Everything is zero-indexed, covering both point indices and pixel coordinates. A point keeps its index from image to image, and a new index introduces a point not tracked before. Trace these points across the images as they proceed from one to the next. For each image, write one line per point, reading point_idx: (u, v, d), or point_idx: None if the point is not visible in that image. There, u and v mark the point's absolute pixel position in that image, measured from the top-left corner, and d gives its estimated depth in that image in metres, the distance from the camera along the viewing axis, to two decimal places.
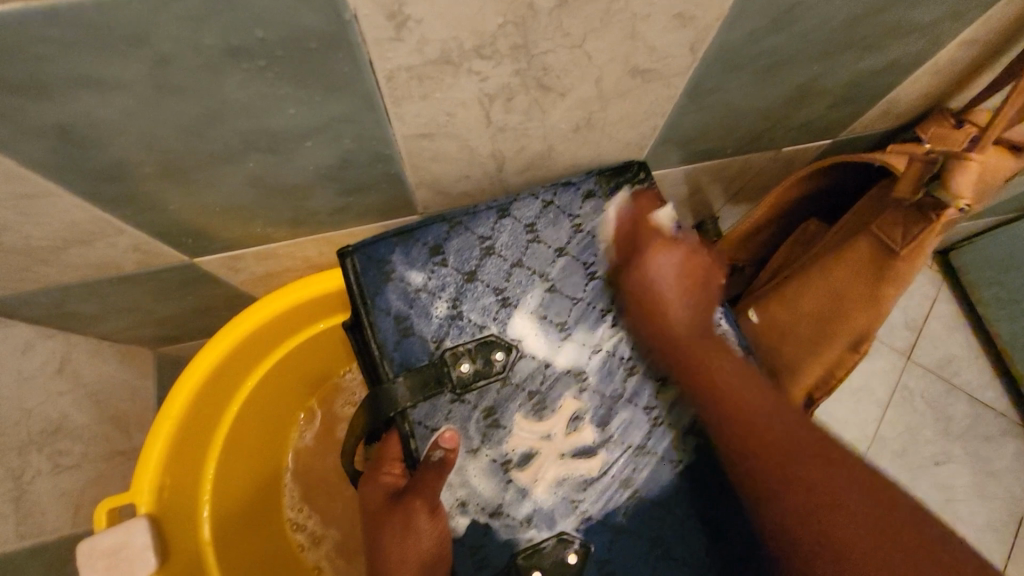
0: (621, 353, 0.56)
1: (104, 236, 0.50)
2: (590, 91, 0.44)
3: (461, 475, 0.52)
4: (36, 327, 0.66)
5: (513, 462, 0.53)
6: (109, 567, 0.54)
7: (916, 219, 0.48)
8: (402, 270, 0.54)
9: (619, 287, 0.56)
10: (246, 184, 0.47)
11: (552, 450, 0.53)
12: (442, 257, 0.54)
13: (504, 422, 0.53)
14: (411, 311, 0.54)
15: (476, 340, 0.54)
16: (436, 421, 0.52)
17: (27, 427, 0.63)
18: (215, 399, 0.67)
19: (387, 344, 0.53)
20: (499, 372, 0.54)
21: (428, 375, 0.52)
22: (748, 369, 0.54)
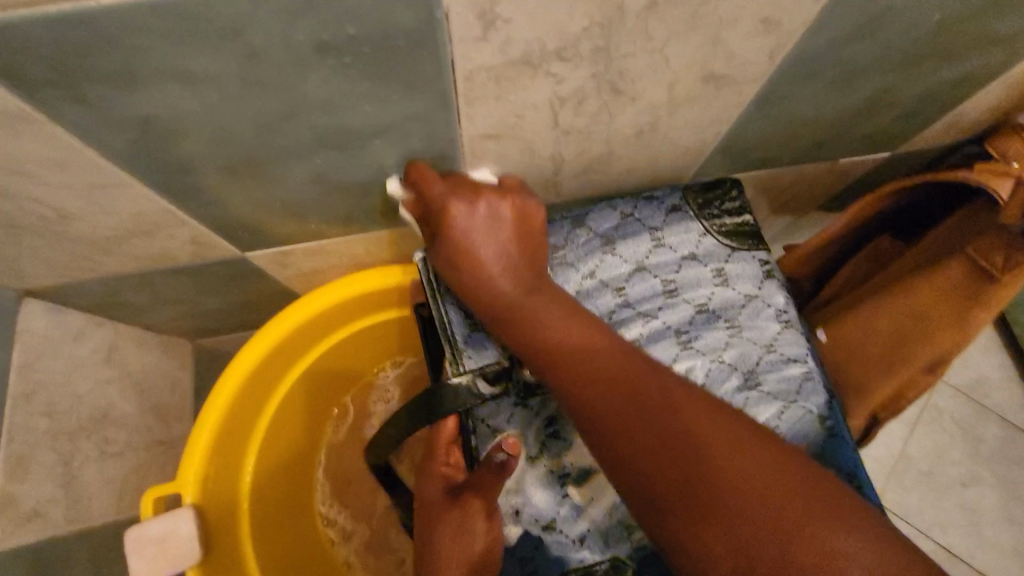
0: (693, 379, 0.52)
1: (166, 228, 0.50)
2: (661, 96, 0.43)
3: (518, 481, 0.52)
4: (87, 315, 0.67)
5: (571, 477, 0.52)
6: (154, 556, 0.54)
7: (1018, 247, 0.46)
8: None
9: (699, 308, 0.54)
10: (308, 181, 0.47)
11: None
12: None
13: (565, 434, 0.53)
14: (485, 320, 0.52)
15: None
16: (499, 423, 0.53)
17: (75, 413, 0.64)
18: (264, 388, 0.68)
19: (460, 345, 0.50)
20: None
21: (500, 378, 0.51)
22: (833, 412, 0.50)
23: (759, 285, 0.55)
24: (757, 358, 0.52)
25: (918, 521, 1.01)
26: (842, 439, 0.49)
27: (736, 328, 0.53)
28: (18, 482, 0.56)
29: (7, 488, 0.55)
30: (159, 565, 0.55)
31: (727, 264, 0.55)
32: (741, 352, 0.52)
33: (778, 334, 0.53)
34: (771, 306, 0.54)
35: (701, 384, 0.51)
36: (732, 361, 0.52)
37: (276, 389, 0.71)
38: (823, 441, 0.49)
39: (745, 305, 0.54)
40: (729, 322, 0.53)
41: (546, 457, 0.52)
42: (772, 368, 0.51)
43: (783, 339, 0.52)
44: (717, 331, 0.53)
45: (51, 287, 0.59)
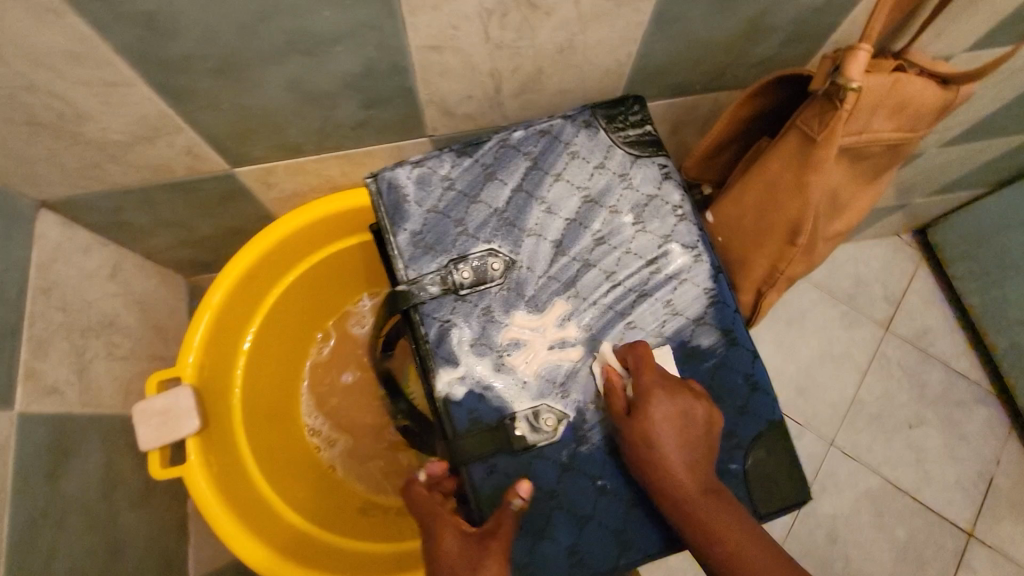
0: (606, 267, 0.63)
1: (164, 134, 0.60)
2: (570, 11, 0.53)
3: (459, 353, 0.60)
4: (94, 234, 0.76)
5: (506, 350, 0.61)
6: (157, 425, 0.65)
7: (827, 110, 0.54)
8: (415, 198, 0.61)
9: (609, 209, 0.64)
10: (284, 88, 0.56)
11: (541, 341, 0.61)
12: (452, 181, 0.62)
13: (499, 318, 0.62)
14: (425, 231, 0.61)
15: (484, 253, 0.61)
16: (441, 313, 0.61)
17: (85, 315, 0.73)
18: (238, 310, 0.76)
19: (404, 255, 0.61)
20: (498, 278, 0.62)
21: (436, 278, 0.61)
22: (717, 285, 0.63)
23: (658, 186, 0.64)
24: (657, 245, 0.63)
25: (866, 459, 1.12)
26: (724, 302, 0.62)
27: (641, 224, 0.64)
28: (44, 359, 0.64)
29: (35, 363, 0.63)
30: (162, 431, 0.65)
31: (630, 169, 0.64)
32: (644, 243, 0.63)
33: (674, 227, 0.64)
34: (669, 204, 0.64)
35: (611, 269, 0.63)
36: (638, 252, 0.63)
37: (257, 309, 0.80)
38: (709, 310, 0.62)
39: (648, 204, 0.64)
40: (635, 219, 0.64)
41: (482, 339, 0.61)
42: (669, 254, 0.63)
43: (678, 230, 0.64)
44: (624, 226, 0.64)
45: (66, 199, 0.68)
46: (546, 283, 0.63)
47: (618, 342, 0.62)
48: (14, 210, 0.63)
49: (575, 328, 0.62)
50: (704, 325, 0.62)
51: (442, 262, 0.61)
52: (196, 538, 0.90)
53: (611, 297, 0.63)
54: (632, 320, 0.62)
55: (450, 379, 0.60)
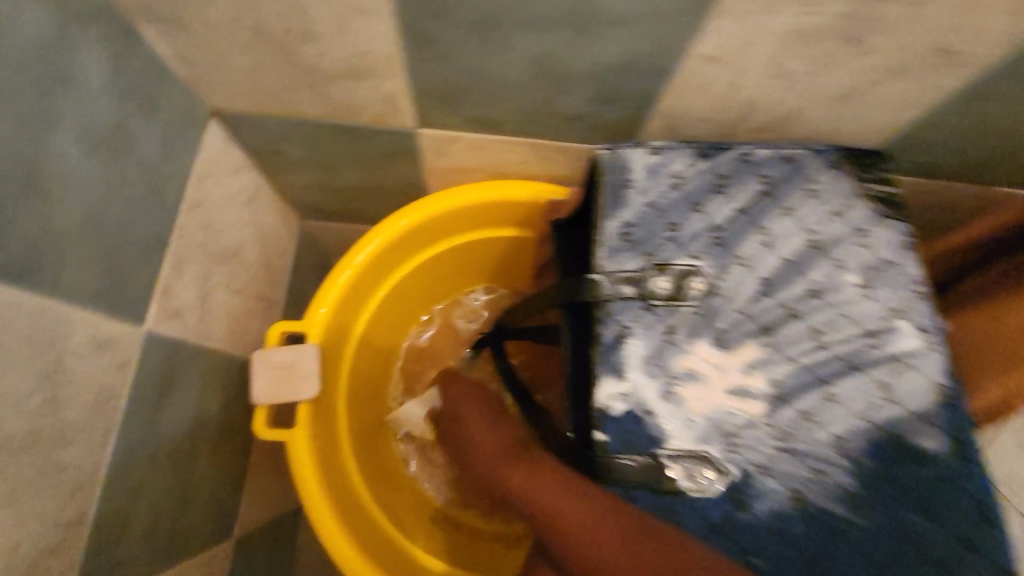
0: (815, 324, 0.54)
1: (376, 76, 0.54)
2: (886, 57, 0.46)
3: (631, 364, 0.55)
4: (246, 156, 0.72)
5: (679, 377, 0.55)
6: (275, 378, 0.61)
7: None
8: (637, 189, 0.58)
9: (834, 262, 0.55)
10: (528, 62, 0.50)
11: (721, 380, 0.55)
12: (680, 181, 0.58)
13: (680, 343, 0.56)
14: (637, 224, 0.58)
15: (686, 267, 0.56)
16: (624, 316, 0.56)
17: (219, 238, 0.68)
18: (376, 271, 0.72)
19: (607, 242, 0.58)
20: (694, 298, 0.56)
21: (631, 277, 0.56)
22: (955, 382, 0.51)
23: (897, 252, 0.54)
24: (882, 317, 0.53)
25: None
26: (957, 406, 0.50)
27: (870, 289, 0.54)
28: (177, 277, 0.59)
29: (169, 280, 0.58)
30: (279, 388, 0.61)
31: (872, 227, 0.55)
32: (869, 311, 0.53)
33: (909, 301, 0.53)
34: (908, 276, 0.54)
35: (820, 329, 0.54)
36: (857, 318, 0.53)
37: (388, 277, 0.75)
38: (937, 412, 0.50)
39: (882, 268, 0.54)
40: (863, 282, 0.54)
41: (657, 358, 0.56)
42: (897, 332, 0.52)
43: (915, 307, 0.53)
44: (848, 286, 0.54)
45: (240, 115, 0.63)
46: (740, 321, 0.55)
47: (809, 412, 0.53)
48: (192, 115, 0.59)
49: (762, 381, 0.54)
50: (927, 426, 0.50)
51: (643, 267, 0.57)
52: (247, 492, 0.85)
53: (812, 358, 0.54)
54: (833, 394, 0.53)
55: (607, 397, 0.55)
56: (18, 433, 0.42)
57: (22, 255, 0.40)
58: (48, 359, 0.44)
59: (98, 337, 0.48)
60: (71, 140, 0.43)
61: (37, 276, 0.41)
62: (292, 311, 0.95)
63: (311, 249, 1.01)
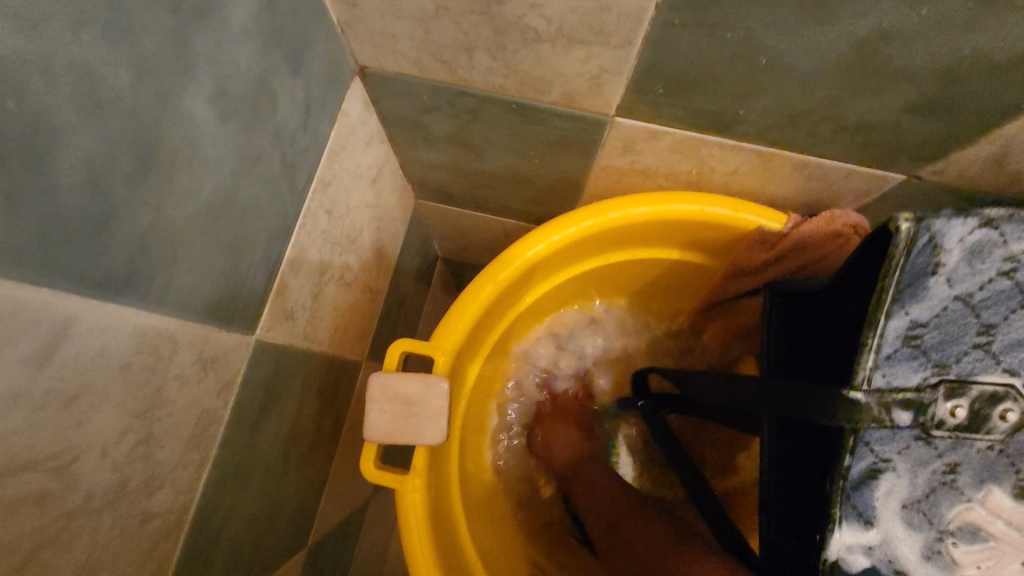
0: None
1: (597, 43, 0.38)
2: None
3: (886, 510, 0.40)
4: (379, 125, 0.58)
5: (952, 533, 0.40)
6: (394, 414, 0.47)
7: None
8: (948, 273, 0.36)
9: None
10: (852, 43, 0.33)
11: (1016, 547, 0.40)
12: (1020, 265, 0.36)
13: (963, 488, 0.40)
14: (930, 323, 0.37)
15: (1000, 390, 0.38)
16: (886, 450, 0.40)
17: (341, 225, 0.56)
18: (510, 292, 0.57)
19: (880, 350, 0.38)
20: (999, 434, 0.39)
21: (910, 402, 0.38)
22: None
23: None
24: None
25: None
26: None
27: None
28: (294, 274, 0.48)
29: (287, 278, 0.46)
30: (398, 425, 0.47)
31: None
32: None
33: None
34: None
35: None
36: None
37: (524, 286, 0.59)
38: None
39: None
40: None
41: (923, 503, 0.41)
42: None
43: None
44: None
45: (388, 75, 0.49)
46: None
47: None
48: (337, 72, 0.45)
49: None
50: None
51: (928, 381, 0.38)
52: (341, 507, 0.75)
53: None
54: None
55: (852, 544, 0.40)
56: (103, 487, 0.31)
57: (130, 260, 0.29)
58: (148, 388, 0.33)
59: (205, 354, 0.37)
60: (201, 94, 0.31)
61: (145, 286, 0.30)
62: (393, 305, 0.83)
63: (419, 233, 0.88)
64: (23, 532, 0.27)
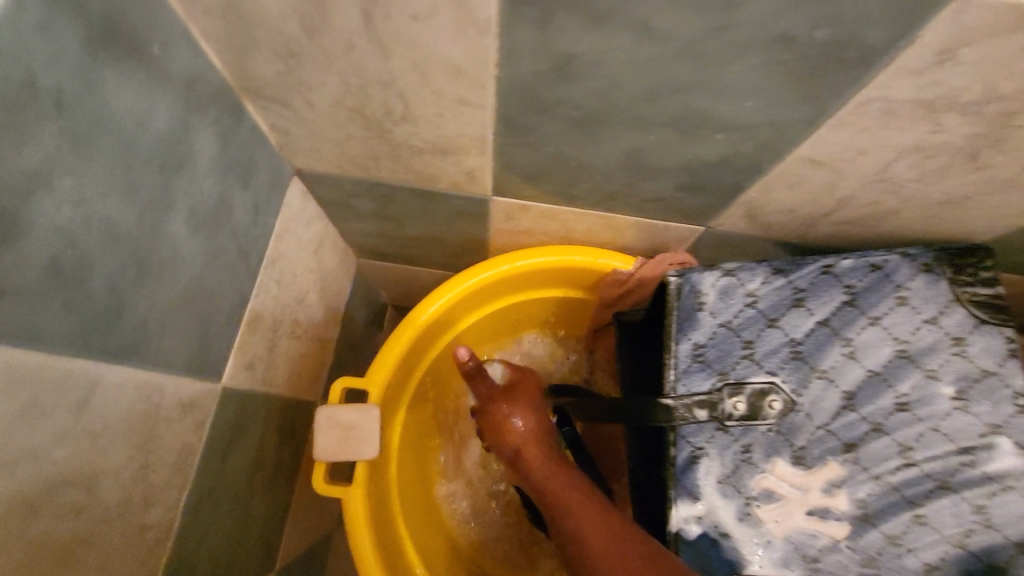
0: (904, 441, 0.53)
1: (463, 154, 0.54)
2: (1003, 175, 0.44)
3: (705, 486, 0.55)
4: (317, 207, 0.73)
5: (756, 498, 0.55)
6: (337, 438, 0.60)
7: None
8: (711, 308, 0.57)
9: (926, 373, 0.53)
10: (622, 154, 0.49)
11: (804, 501, 0.54)
12: (753, 299, 0.56)
13: (758, 462, 0.55)
14: (709, 345, 0.56)
15: (763, 385, 0.55)
16: (698, 440, 0.56)
17: (289, 289, 0.69)
18: (429, 338, 0.71)
19: (679, 365, 0.56)
20: (773, 418, 0.55)
21: (707, 402, 0.55)
22: None
23: (1001, 363, 0.51)
24: (977, 433, 0.51)
25: None
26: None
27: (964, 402, 0.52)
28: (251, 333, 0.61)
29: (245, 337, 0.59)
30: (341, 447, 0.60)
31: (968, 335, 0.52)
32: (962, 426, 0.52)
33: (1009, 417, 0.51)
34: (1010, 387, 0.51)
35: (908, 444, 0.53)
36: (951, 433, 0.52)
37: (445, 332, 0.74)
38: None
39: (978, 381, 0.52)
40: (959, 394, 0.52)
41: (732, 478, 0.55)
42: (994, 450, 0.51)
43: (1016, 425, 0.51)
44: (942, 402, 0.52)
45: (318, 174, 0.64)
46: (822, 437, 0.54)
47: (898, 535, 0.52)
48: (278, 177, 0.60)
49: (845, 501, 0.54)
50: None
51: (717, 384, 0.55)
52: (305, 532, 0.85)
53: (898, 476, 0.53)
54: (922, 516, 0.52)
55: (686, 515, 0.55)
56: (114, 504, 0.43)
57: (132, 338, 0.42)
58: (143, 428, 0.45)
59: (184, 401, 0.50)
60: (177, 219, 0.45)
61: (141, 355, 0.43)
62: (343, 349, 0.95)
63: (364, 284, 1.02)
64: (62, 532, 0.38)
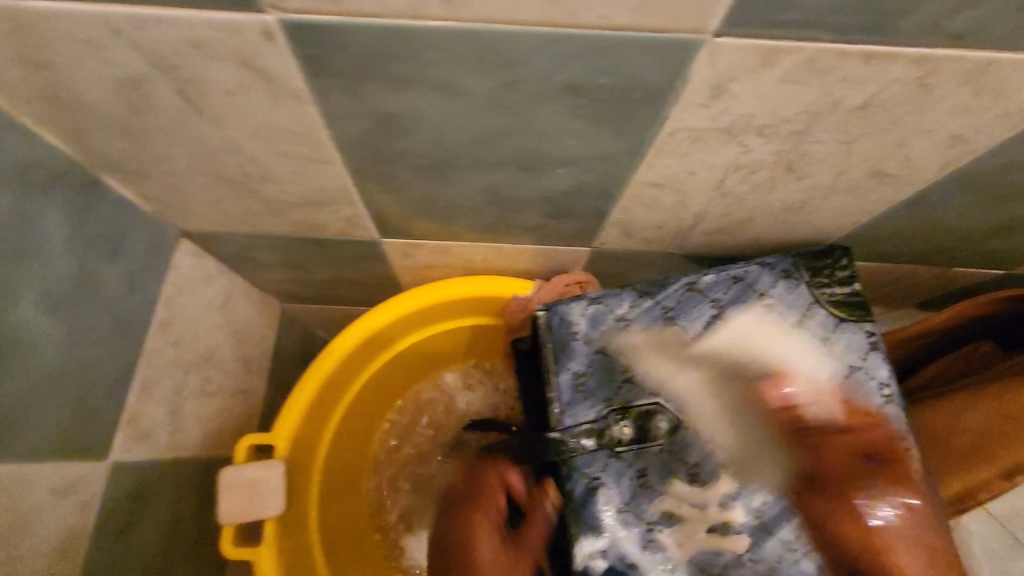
0: (789, 444, 0.55)
1: (336, 204, 0.55)
2: (824, 181, 0.47)
3: (605, 517, 0.54)
4: (218, 262, 0.73)
5: (658, 523, 0.55)
6: (242, 497, 0.59)
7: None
8: (587, 335, 0.60)
9: (800, 375, 0.56)
10: (481, 191, 0.51)
11: (702, 520, 0.55)
12: (626, 322, 0.60)
13: (655, 485, 0.56)
14: (590, 372, 0.59)
15: (649, 405, 0.57)
16: (592, 469, 0.56)
17: (192, 350, 0.69)
18: (341, 386, 0.72)
19: (563, 396, 0.58)
20: (662, 438, 0.57)
21: (597, 429, 0.57)
22: (930, 493, 0.52)
23: (863, 358, 0.55)
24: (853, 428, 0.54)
25: None
26: (937, 518, 0.52)
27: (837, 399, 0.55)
28: (146, 401, 0.60)
29: (138, 406, 0.59)
30: (248, 506, 0.59)
31: (832, 334, 0.56)
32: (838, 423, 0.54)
33: (879, 410, 0.54)
34: (875, 378, 0.55)
35: (794, 447, 0.55)
36: (829, 432, 0.54)
37: (357, 377, 0.75)
38: (916, 523, 0.51)
39: (847, 377, 0.55)
40: (832, 393, 0.55)
41: (631, 504, 0.55)
42: (868, 443, 0.54)
43: (885, 415, 0.54)
44: (819, 402, 0.55)
45: (207, 233, 0.65)
46: (711, 449, 0.56)
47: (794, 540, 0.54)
48: (161, 242, 0.60)
49: (743, 513, 0.55)
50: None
51: (603, 410, 0.57)
52: None
53: (789, 480, 0.55)
54: (815, 518, 0.54)
55: (590, 549, 0.54)
56: None
57: None
58: None
59: None
60: None
61: None
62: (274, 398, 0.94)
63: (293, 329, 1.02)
64: None
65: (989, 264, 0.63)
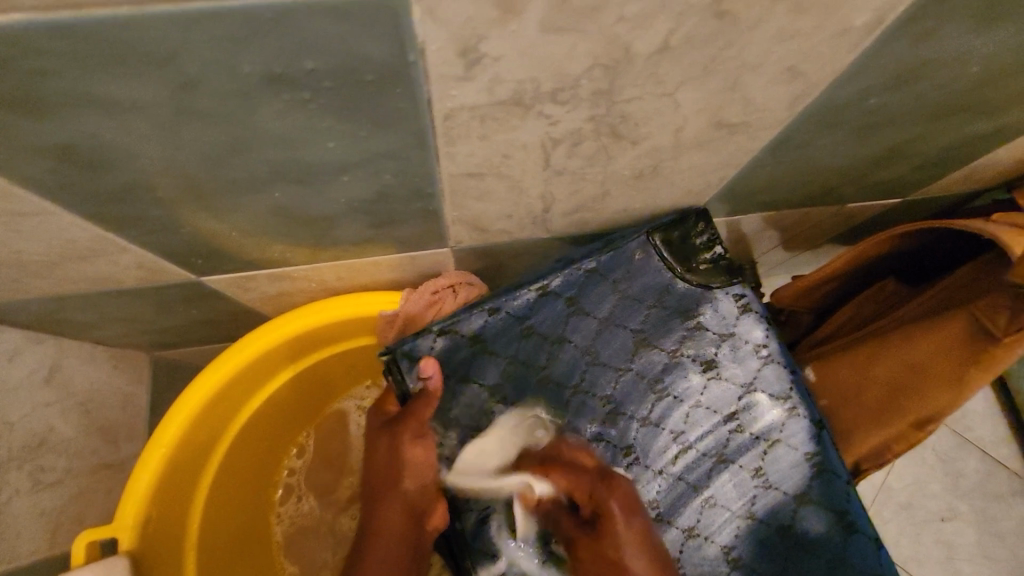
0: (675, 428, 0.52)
1: (105, 254, 0.45)
2: (666, 140, 0.39)
3: (500, 541, 0.49)
4: (25, 332, 0.61)
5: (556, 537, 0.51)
6: None
7: (955, 352, 0.44)
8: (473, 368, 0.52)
9: (669, 355, 0.53)
10: (270, 213, 0.42)
11: None
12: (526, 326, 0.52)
13: None
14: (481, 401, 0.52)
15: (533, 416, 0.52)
16: (481, 501, 0.50)
17: (6, 442, 0.58)
18: (202, 445, 0.63)
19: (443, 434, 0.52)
20: None
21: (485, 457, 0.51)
22: (821, 447, 0.51)
23: (733, 323, 0.53)
24: (736, 397, 0.53)
25: None
26: (830, 475, 0.51)
27: (713, 370, 0.53)
28: None
29: None
30: None
31: (696, 307, 0.53)
32: (717, 396, 0.53)
33: (757, 373, 0.53)
34: (748, 343, 0.53)
35: (678, 430, 0.52)
36: (710, 406, 0.53)
37: (228, 428, 0.66)
38: (811, 481, 0.51)
39: (721, 345, 0.53)
40: (706, 365, 0.53)
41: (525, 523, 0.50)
42: (752, 408, 0.52)
43: (763, 377, 0.53)
44: (693, 378, 0.53)
45: None
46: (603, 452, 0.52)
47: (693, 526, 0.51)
48: None
49: None
50: (805, 505, 0.50)
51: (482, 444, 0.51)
52: None
53: (680, 464, 0.52)
54: (711, 497, 0.51)
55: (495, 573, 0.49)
56: None
57: None
58: None
59: None
60: None
61: None
62: None
63: None
64: None
65: (883, 195, 0.58)
